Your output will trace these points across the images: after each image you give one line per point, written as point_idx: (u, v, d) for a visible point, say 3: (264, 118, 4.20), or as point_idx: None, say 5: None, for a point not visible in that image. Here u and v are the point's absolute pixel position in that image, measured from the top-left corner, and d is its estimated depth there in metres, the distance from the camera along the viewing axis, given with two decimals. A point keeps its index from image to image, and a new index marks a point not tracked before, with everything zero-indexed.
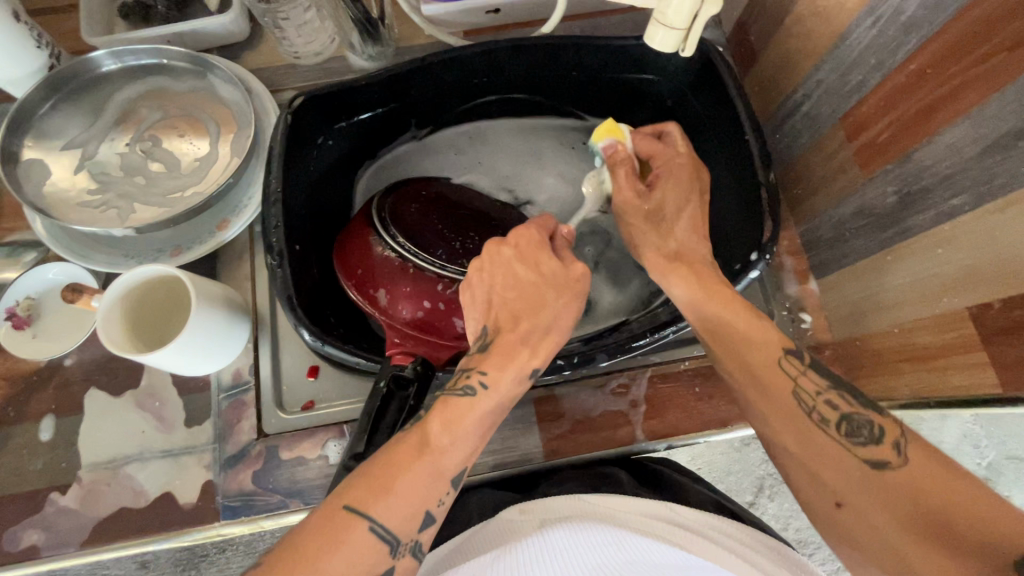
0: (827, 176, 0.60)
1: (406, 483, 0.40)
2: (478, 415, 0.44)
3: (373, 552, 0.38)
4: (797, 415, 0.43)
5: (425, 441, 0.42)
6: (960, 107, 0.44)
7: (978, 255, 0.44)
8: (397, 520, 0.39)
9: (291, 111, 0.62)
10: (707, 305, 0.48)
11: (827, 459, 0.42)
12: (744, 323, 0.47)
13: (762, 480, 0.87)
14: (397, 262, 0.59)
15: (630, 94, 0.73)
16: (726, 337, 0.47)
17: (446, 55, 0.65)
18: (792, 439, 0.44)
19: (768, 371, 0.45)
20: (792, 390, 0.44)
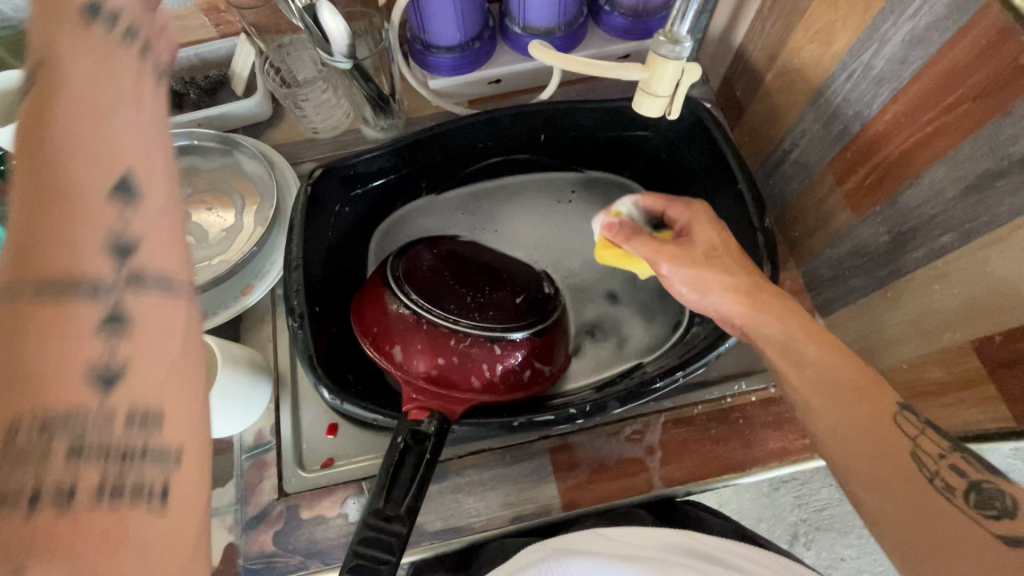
0: (821, 218, 0.62)
1: (48, 210, 0.25)
2: (83, 87, 0.27)
3: (93, 330, 0.26)
4: (921, 489, 0.41)
5: (32, 146, 0.26)
6: (937, 152, 0.46)
7: (973, 289, 0.45)
8: (65, 261, 0.26)
9: (312, 181, 0.66)
10: (770, 332, 0.49)
11: (945, 527, 0.39)
12: (837, 367, 0.46)
13: (796, 526, 0.86)
14: (411, 318, 0.62)
15: (627, 149, 0.77)
16: (828, 386, 0.46)
17: (453, 124, 0.71)
18: (908, 500, 0.41)
19: (874, 415, 0.44)
20: (909, 451, 0.42)
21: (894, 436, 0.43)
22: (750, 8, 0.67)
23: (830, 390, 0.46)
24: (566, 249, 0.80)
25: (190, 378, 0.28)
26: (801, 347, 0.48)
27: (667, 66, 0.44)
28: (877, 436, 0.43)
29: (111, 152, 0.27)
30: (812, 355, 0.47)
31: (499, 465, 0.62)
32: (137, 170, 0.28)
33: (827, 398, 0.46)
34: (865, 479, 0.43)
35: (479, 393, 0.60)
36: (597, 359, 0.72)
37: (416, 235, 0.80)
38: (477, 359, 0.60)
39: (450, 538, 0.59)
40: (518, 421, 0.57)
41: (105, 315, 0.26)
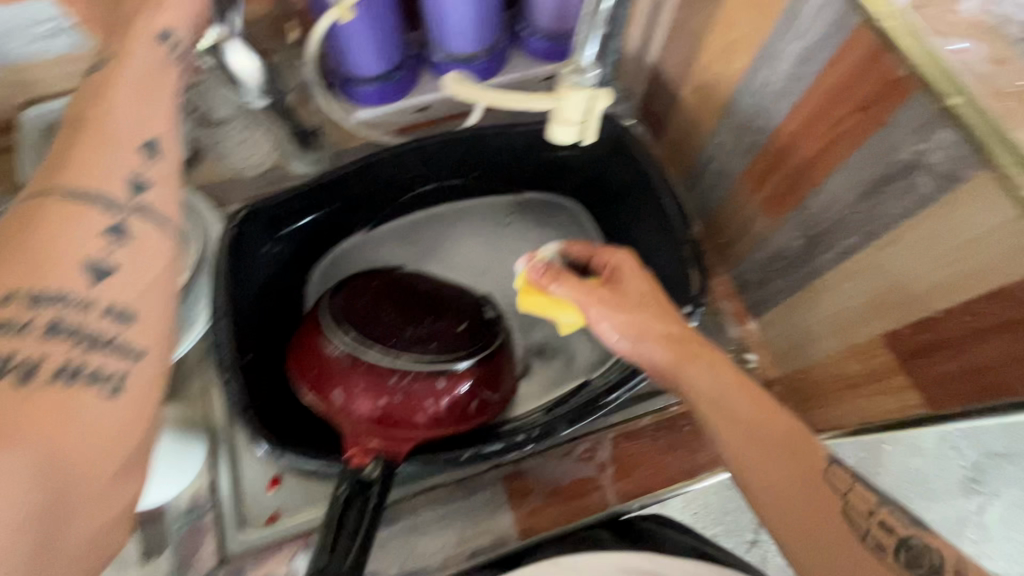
0: (743, 225, 0.65)
1: (96, 138, 0.46)
2: (144, 56, 0.49)
3: (80, 218, 0.43)
4: (858, 548, 0.42)
5: (102, 117, 0.47)
6: (835, 160, 0.49)
7: (877, 287, 0.48)
8: (93, 178, 0.45)
9: (235, 225, 0.63)
10: (703, 387, 0.47)
11: None
12: (772, 423, 0.46)
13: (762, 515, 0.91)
14: (348, 360, 0.60)
15: (558, 169, 0.79)
16: (764, 443, 0.45)
17: (381, 155, 0.70)
18: (846, 562, 0.42)
19: (810, 473, 0.44)
20: (843, 510, 0.43)
21: (827, 496, 0.44)
22: (660, 29, 0.70)
23: (765, 447, 0.45)
24: (507, 271, 0.80)
25: (164, 289, 0.46)
26: (735, 406, 0.46)
27: (578, 93, 0.45)
28: (810, 499, 0.44)
29: (128, 134, 0.47)
30: (746, 414, 0.46)
31: (452, 500, 0.61)
32: (160, 137, 0.49)
33: (765, 458, 0.45)
34: (803, 540, 0.43)
35: (425, 430, 0.58)
36: (546, 379, 0.72)
37: (354, 269, 0.78)
38: (421, 397, 0.59)
39: None
40: (464, 455, 0.57)
41: (104, 230, 0.44)
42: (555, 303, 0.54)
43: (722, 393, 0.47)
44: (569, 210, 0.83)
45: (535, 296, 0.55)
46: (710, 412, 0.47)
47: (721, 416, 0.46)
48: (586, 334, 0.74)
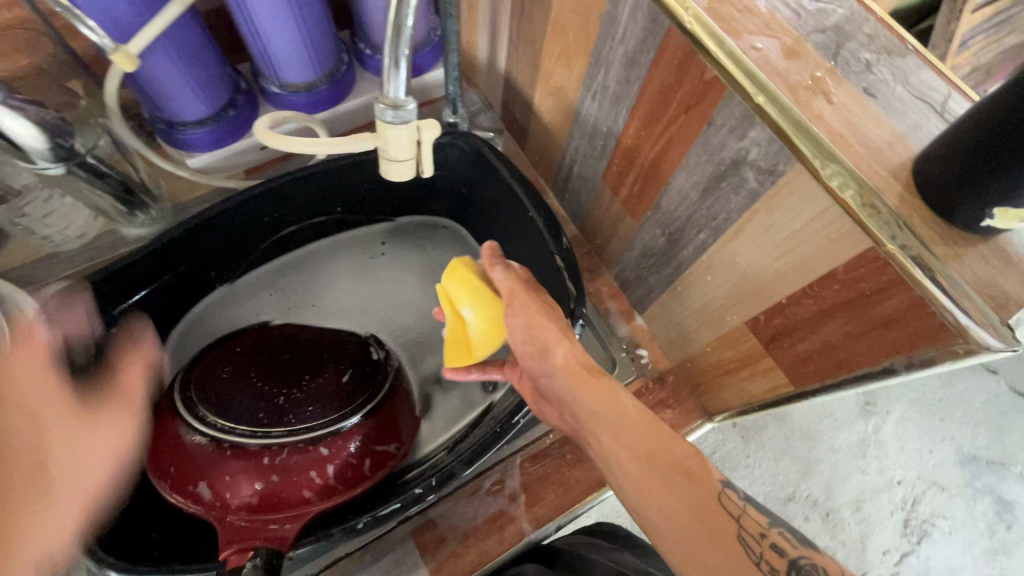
0: (612, 226, 0.65)
1: None
2: None
3: None
4: (750, 569, 0.40)
5: None
6: (675, 160, 0.49)
7: (733, 278, 0.49)
8: None
9: (47, 317, 0.53)
10: (600, 411, 0.48)
11: None
12: (664, 447, 0.46)
13: None
14: (212, 446, 0.53)
15: (426, 190, 0.75)
16: (656, 465, 0.45)
17: (222, 206, 0.63)
18: None
19: (701, 496, 0.44)
20: (736, 532, 0.42)
21: (719, 518, 0.43)
22: (502, 36, 0.68)
23: (657, 468, 0.45)
24: (390, 305, 0.76)
25: None
26: (641, 436, 0.47)
27: (398, 133, 0.42)
28: (709, 526, 0.42)
29: None
30: (639, 438, 0.46)
31: (359, 569, 0.56)
32: None
33: (658, 483, 0.44)
34: (697, 565, 0.41)
35: (313, 504, 0.53)
36: (448, 412, 0.69)
37: (219, 331, 0.71)
38: (307, 471, 0.54)
39: None
40: (360, 523, 0.53)
41: None
42: (477, 293, 0.55)
43: (618, 422, 0.47)
44: (447, 230, 0.80)
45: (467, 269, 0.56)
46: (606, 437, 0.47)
47: (618, 439, 0.47)
48: None
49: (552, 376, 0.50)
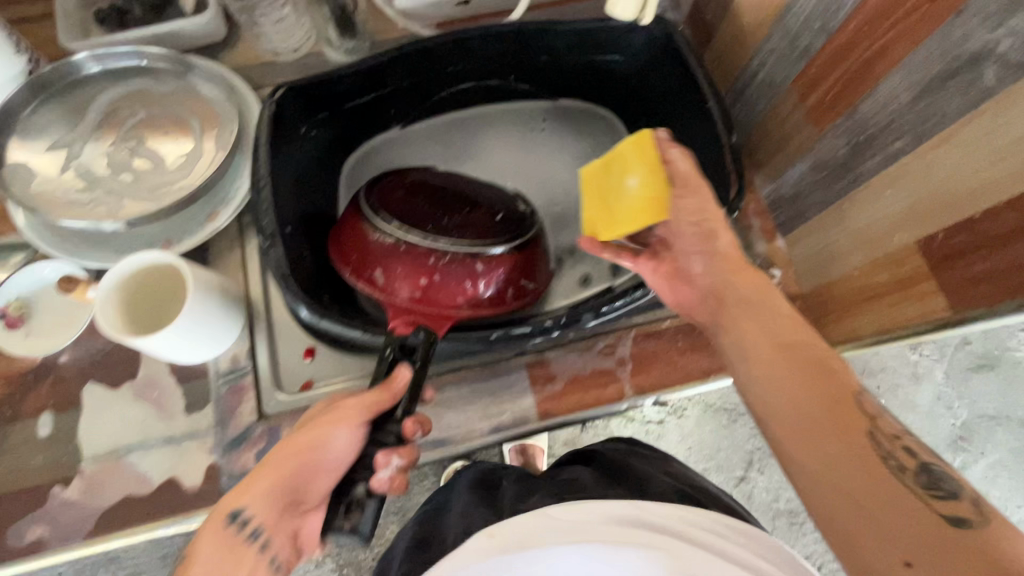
0: (784, 138, 0.64)
1: None
2: None
3: None
4: (859, 446, 0.39)
5: None
6: (894, 59, 0.48)
7: (919, 191, 0.49)
8: None
9: (275, 100, 0.63)
10: (732, 280, 0.50)
11: (882, 492, 0.37)
12: (791, 323, 0.46)
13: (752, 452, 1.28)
14: (391, 244, 0.61)
15: (598, 74, 0.77)
16: (774, 334, 0.45)
17: (423, 42, 0.69)
18: (841, 458, 0.39)
19: (823, 371, 0.42)
20: (857, 415, 0.40)
21: (840, 397, 0.41)
22: None
23: (778, 339, 0.45)
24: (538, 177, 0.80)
25: None
26: (780, 320, 0.46)
27: None
28: (827, 399, 0.41)
29: None
30: (771, 312, 0.47)
31: (477, 379, 0.64)
32: None
33: (777, 351, 0.44)
34: (798, 425, 0.41)
35: (465, 310, 0.60)
36: (570, 283, 0.73)
37: (388, 163, 0.79)
38: (460, 280, 0.60)
39: (434, 450, 0.62)
40: (495, 333, 0.59)
41: None
42: (652, 167, 0.53)
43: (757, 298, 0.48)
44: (604, 118, 0.82)
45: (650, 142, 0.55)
46: (738, 304, 0.48)
47: (746, 307, 0.48)
48: None
49: (710, 259, 0.52)
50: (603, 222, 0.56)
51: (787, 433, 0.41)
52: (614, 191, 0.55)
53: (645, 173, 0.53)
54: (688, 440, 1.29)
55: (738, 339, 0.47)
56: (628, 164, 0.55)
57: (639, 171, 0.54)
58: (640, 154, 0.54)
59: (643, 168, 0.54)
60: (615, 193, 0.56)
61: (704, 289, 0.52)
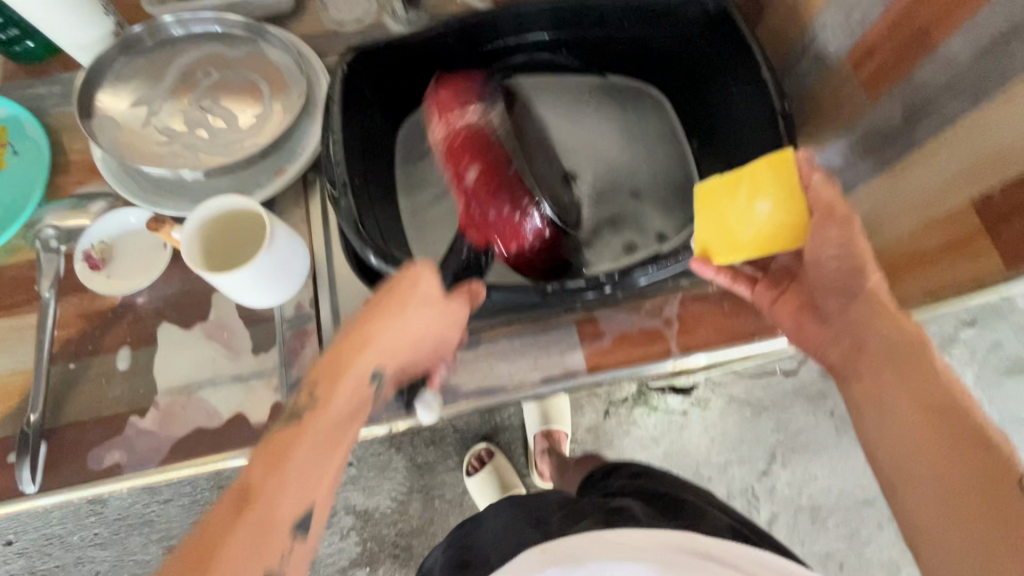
0: (837, 109, 0.66)
1: None
2: None
3: None
4: (971, 489, 0.40)
5: None
6: (956, 21, 0.49)
7: (980, 151, 0.50)
8: None
9: (346, 63, 0.67)
10: (865, 310, 0.50)
11: (984, 534, 0.39)
12: (922, 358, 0.47)
13: (776, 448, 1.34)
14: (506, 158, 0.67)
15: (649, 50, 0.79)
16: (901, 370, 0.47)
17: (485, 14, 0.71)
18: (947, 495, 0.41)
19: (944, 411, 0.44)
20: (976, 460, 0.41)
21: (961, 440, 0.42)
22: None
23: (902, 376, 0.46)
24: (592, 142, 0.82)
25: None
26: (931, 371, 0.45)
27: None
28: (945, 438, 0.43)
29: None
30: (905, 350, 0.47)
31: (528, 333, 0.66)
32: None
33: (898, 388, 0.46)
34: (907, 458, 0.44)
35: (506, 254, 0.66)
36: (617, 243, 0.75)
37: None
38: (503, 213, 0.65)
39: (483, 397, 0.64)
40: (552, 286, 0.60)
41: None
42: (788, 194, 0.53)
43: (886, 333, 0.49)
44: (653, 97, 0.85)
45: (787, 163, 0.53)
46: (867, 337, 0.50)
47: (872, 341, 0.49)
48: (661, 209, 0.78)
49: (829, 279, 0.53)
50: (714, 243, 0.57)
51: (896, 462, 0.45)
52: (740, 213, 0.56)
53: (779, 202, 0.53)
54: (710, 432, 1.34)
55: (863, 372, 0.49)
56: (760, 188, 0.54)
57: (771, 203, 0.54)
58: (778, 178, 0.53)
59: (778, 195, 0.53)
60: (740, 215, 0.56)
61: (839, 325, 0.53)
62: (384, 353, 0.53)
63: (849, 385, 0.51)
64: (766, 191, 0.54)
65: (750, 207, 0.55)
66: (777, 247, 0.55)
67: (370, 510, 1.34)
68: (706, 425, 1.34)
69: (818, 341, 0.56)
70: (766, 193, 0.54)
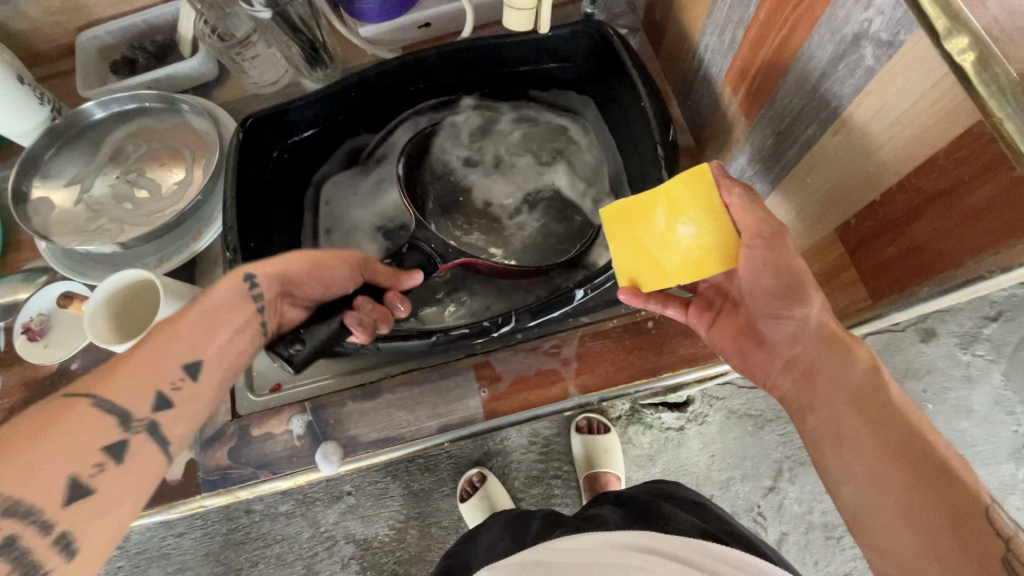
0: (727, 130, 0.64)
1: None
2: None
3: None
4: (933, 503, 0.35)
5: None
6: (796, 47, 0.47)
7: (831, 179, 0.47)
8: None
9: (244, 128, 0.70)
10: (810, 329, 0.47)
11: (951, 553, 0.34)
12: (869, 377, 0.43)
13: (783, 463, 1.09)
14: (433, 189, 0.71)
15: (550, 81, 0.79)
16: (845, 388, 0.43)
17: (379, 67, 0.73)
18: (907, 509, 0.36)
19: (900, 424, 0.39)
20: (938, 473, 0.36)
21: (919, 454, 0.38)
22: None
23: (852, 397, 0.43)
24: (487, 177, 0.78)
25: None
26: (889, 401, 0.41)
27: None
28: (906, 455, 0.38)
29: None
30: (853, 373, 0.44)
31: (427, 381, 0.67)
32: None
33: (848, 405, 0.42)
34: (869, 472, 0.39)
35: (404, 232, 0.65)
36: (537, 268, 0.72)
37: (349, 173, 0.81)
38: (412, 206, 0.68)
39: (383, 446, 0.66)
40: (435, 335, 0.62)
41: None
42: (712, 214, 0.48)
43: (834, 352, 0.45)
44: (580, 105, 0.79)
45: (705, 176, 0.49)
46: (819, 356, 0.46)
47: (824, 359, 0.46)
48: (583, 233, 0.74)
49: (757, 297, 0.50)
50: (638, 274, 0.52)
51: (856, 481, 0.40)
52: (662, 238, 0.50)
53: (701, 221, 0.48)
54: (712, 449, 1.10)
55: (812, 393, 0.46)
56: (683, 207, 0.49)
57: (693, 224, 0.49)
58: (701, 191, 0.48)
59: (701, 212, 0.49)
60: (659, 240, 0.50)
61: (788, 355, 0.49)
62: (268, 270, 0.52)
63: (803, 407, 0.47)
64: (687, 210, 0.49)
65: (671, 231, 0.50)
66: (706, 274, 0.49)
67: (369, 539, 1.06)
68: (706, 441, 1.10)
69: (764, 371, 0.52)
70: (688, 212, 0.49)
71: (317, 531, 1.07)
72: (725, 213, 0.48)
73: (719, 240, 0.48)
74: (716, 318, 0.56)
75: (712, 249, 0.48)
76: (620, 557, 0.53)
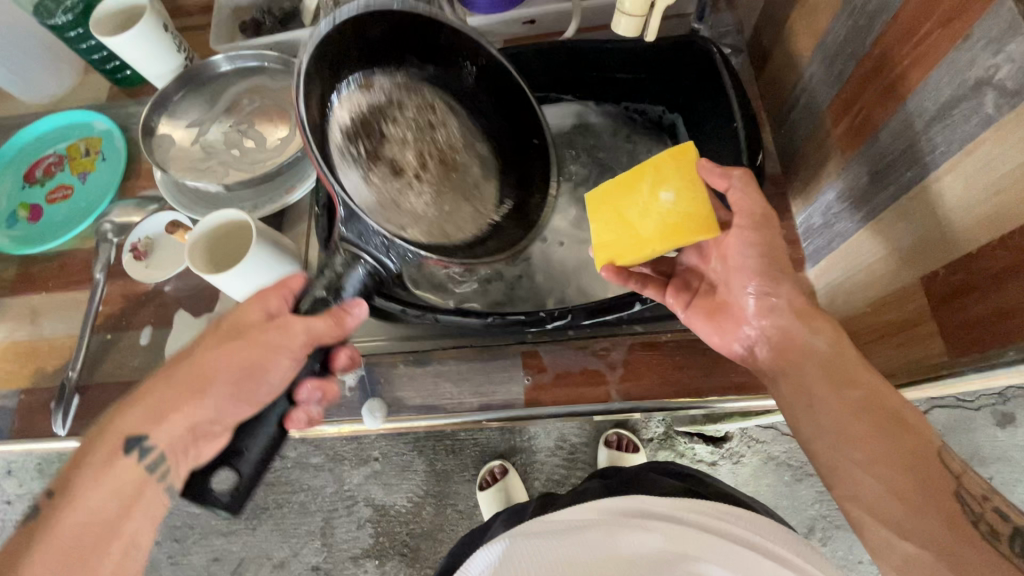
0: (820, 163, 0.62)
1: None
2: None
3: None
4: (892, 448, 0.43)
5: None
6: (909, 86, 0.45)
7: (928, 225, 0.46)
8: None
9: None
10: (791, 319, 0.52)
11: (906, 484, 0.42)
12: (842, 351, 0.49)
13: (814, 520, 1.04)
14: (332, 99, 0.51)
15: (644, 90, 0.80)
16: (820, 358, 0.50)
17: None
18: (871, 452, 0.44)
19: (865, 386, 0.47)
20: (900, 425, 0.44)
21: (881, 410, 0.45)
22: None
23: (825, 365, 0.49)
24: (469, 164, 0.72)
25: None
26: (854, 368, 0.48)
27: None
28: (868, 411, 0.45)
29: None
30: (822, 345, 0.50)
31: (476, 359, 0.69)
32: None
33: (820, 371, 0.49)
34: (837, 428, 0.46)
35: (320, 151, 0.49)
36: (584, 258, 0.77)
37: None
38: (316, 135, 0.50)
39: (423, 412, 0.69)
40: (492, 317, 0.63)
41: None
42: (688, 183, 0.54)
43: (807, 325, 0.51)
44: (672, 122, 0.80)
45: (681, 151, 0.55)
46: (796, 324, 0.52)
47: (805, 329, 0.51)
48: None
49: (782, 299, 0.52)
50: (618, 239, 0.56)
51: (825, 435, 0.47)
52: (644, 205, 0.56)
53: (680, 189, 0.54)
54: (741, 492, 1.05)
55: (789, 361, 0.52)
56: (665, 176, 0.55)
57: (673, 191, 0.54)
58: (677, 163, 0.55)
59: (677, 179, 0.54)
60: (640, 207, 0.56)
61: (786, 333, 0.52)
62: None
63: (775, 375, 0.53)
64: (665, 180, 0.55)
65: (651, 198, 0.55)
66: (684, 237, 0.53)
67: (387, 506, 1.10)
68: (738, 482, 1.06)
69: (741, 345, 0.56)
70: (668, 182, 0.55)
71: (341, 488, 1.12)
72: (701, 183, 0.54)
73: (695, 205, 0.53)
74: (693, 298, 0.59)
75: (687, 214, 0.53)
76: (613, 522, 0.54)
